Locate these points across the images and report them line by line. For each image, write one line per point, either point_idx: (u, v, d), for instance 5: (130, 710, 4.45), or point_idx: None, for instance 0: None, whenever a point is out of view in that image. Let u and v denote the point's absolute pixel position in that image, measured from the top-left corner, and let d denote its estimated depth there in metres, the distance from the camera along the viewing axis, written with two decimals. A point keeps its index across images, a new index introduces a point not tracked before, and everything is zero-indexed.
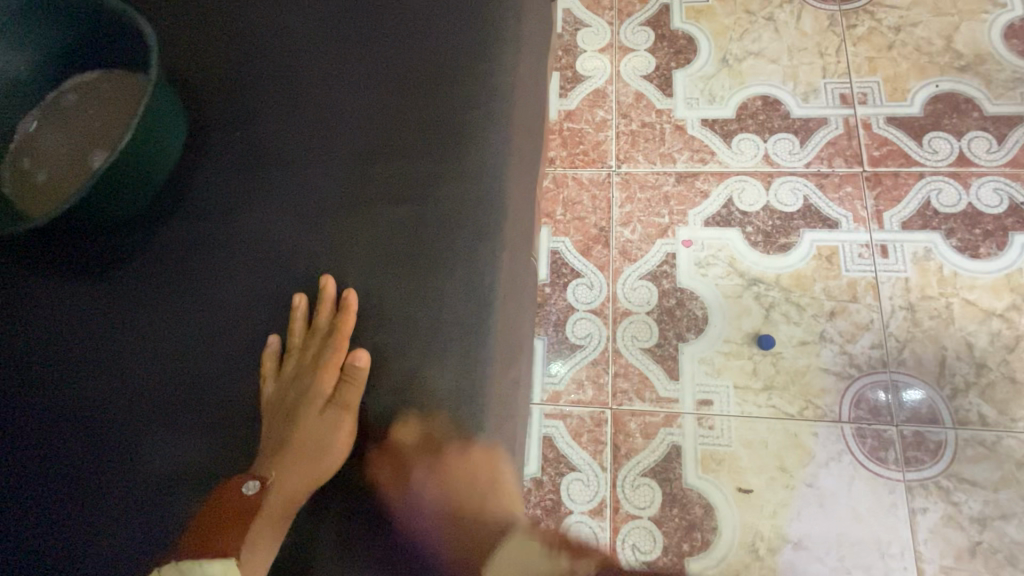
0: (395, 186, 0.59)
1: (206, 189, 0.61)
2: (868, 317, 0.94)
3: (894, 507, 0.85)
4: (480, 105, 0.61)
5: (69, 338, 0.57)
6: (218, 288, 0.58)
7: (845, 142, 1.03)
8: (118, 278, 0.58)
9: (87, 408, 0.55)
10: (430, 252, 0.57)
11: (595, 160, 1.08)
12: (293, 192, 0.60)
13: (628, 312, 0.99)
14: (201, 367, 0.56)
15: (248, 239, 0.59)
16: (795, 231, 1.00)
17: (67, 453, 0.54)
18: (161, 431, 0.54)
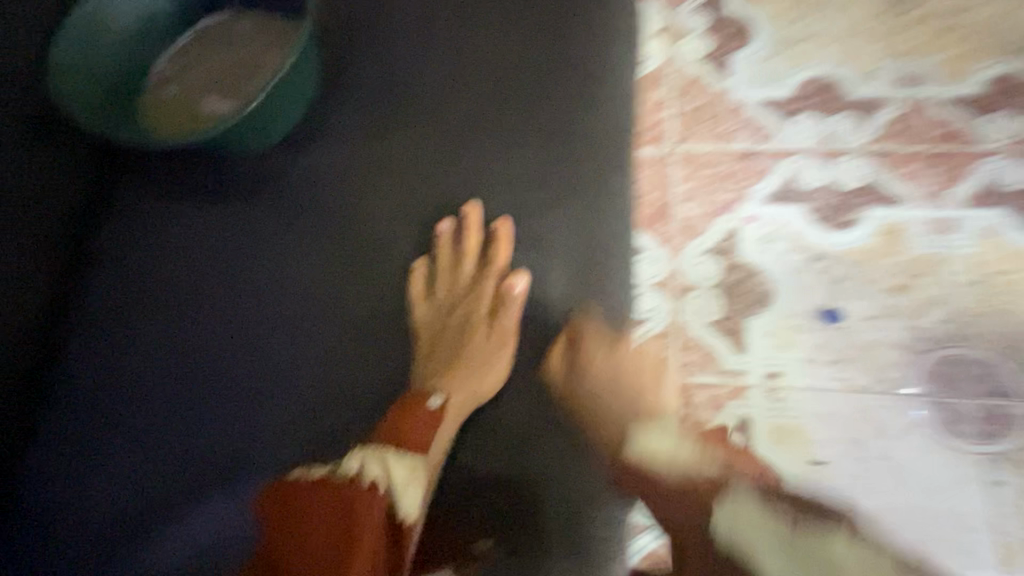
0: (516, 179, 0.69)
1: (295, 175, 0.72)
2: (937, 292, 0.93)
3: (971, 480, 0.84)
4: (581, 106, 0.69)
5: (217, 275, 0.71)
6: (341, 238, 0.70)
7: (907, 121, 1.04)
8: (253, 228, 0.72)
9: (239, 331, 0.69)
10: (544, 195, 0.68)
11: (655, 138, 1.09)
12: (415, 187, 0.71)
13: (691, 285, 0.99)
14: (337, 305, 0.69)
15: (334, 223, 0.71)
16: (858, 208, 1.00)
17: (215, 368, 0.68)
18: (279, 374, 0.67)
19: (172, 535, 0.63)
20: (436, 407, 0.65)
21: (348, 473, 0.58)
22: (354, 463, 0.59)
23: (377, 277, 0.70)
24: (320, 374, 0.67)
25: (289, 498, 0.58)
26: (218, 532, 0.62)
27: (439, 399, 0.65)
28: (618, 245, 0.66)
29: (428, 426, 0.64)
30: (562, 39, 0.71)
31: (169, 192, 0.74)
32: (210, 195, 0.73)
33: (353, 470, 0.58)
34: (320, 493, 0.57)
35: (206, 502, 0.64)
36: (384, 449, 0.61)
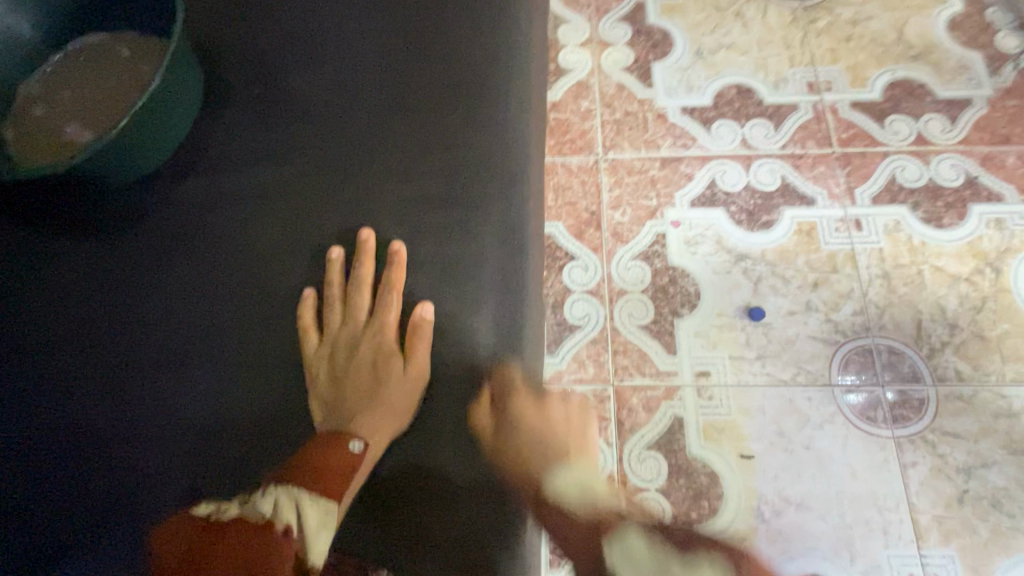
0: (409, 193, 0.60)
1: (165, 215, 0.60)
2: (848, 286, 0.99)
3: (887, 463, 0.89)
4: (494, 103, 0.62)
5: (89, 301, 0.57)
6: (240, 253, 0.59)
7: (815, 126, 1.10)
8: (136, 242, 0.59)
9: (117, 371, 0.55)
10: (455, 199, 0.59)
11: (583, 147, 1.11)
12: (298, 207, 0.60)
13: (623, 291, 1.01)
14: (236, 333, 0.56)
15: (212, 270, 0.58)
16: (776, 209, 1.05)
17: (86, 419, 0.54)
18: (167, 423, 0.53)
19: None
20: (357, 451, 0.51)
21: (260, 517, 0.46)
22: (270, 504, 0.47)
23: (258, 329, 0.56)
24: (211, 421, 0.53)
25: (183, 536, 0.46)
26: None
27: (359, 442, 0.51)
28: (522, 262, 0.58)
29: (343, 479, 0.49)
30: (472, 32, 0.65)
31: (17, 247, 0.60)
32: (63, 248, 0.59)
33: (271, 514, 0.47)
34: (226, 539, 0.45)
35: None
36: (297, 488, 0.48)
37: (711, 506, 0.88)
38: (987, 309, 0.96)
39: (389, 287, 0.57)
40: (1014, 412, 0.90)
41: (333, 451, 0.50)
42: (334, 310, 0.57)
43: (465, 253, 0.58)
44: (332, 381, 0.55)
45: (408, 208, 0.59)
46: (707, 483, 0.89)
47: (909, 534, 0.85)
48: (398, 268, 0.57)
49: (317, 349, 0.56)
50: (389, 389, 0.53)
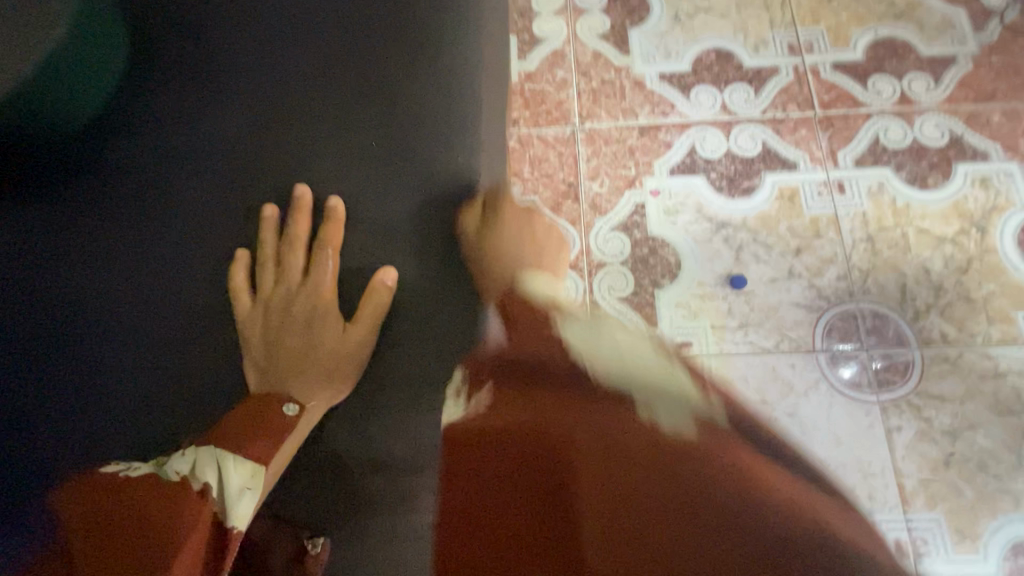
0: (347, 154, 0.57)
1: (98, 181, 0.58)
2: (831, 251, 0.97)
3: (872, 428, 0.87)
4: (438, 49, 0.58)
5: (16, 272, 0.56)
6: (171, 219, 0.57)
7: (796, 89, 1.07)
8: (64, 212, 0.57)
9: (45, 343, 0.54)
10: (397, 158, 0.57)
11: (559, 118, 1.08)
12: (234, 171, 0.58)
13: (602, 263, 0.99)
14: (170, 301, 0.55)
15: (147, 238, 0.56)
16: (757, 175, 1.02)
17: (14, 391, 0.53)
18: (100, 395, 0.52)
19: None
20: (293, 415, 0.52)
21: (175, 476, 0.46)
22: (187, 465, 0.47)
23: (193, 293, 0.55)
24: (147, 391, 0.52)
25: (85, 496, 0.44)
26: None
27: (295, 406, 0.52)
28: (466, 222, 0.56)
29: (274, 435, 0.50)
30: None
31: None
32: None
33: (184, 474, 0.46)
34: (133, 496, 0.44)
35: None
36: (217, 448, 0.48)
37: None
38: (973, 270, 0.94)
39: (328, 251, 0.56)
40: (1000, 372, 0.89)
41: (266, 407, 0.51)
42: (269, 270, 0.56)
43: (409, 216, 0.56)
44: (268, 344, 0.55)
45: (349, 173, 0.57)
46: None
47: (894, 498, 0.84)
48: (336, 229, 0.56)
49: (253, 311, 0.55)
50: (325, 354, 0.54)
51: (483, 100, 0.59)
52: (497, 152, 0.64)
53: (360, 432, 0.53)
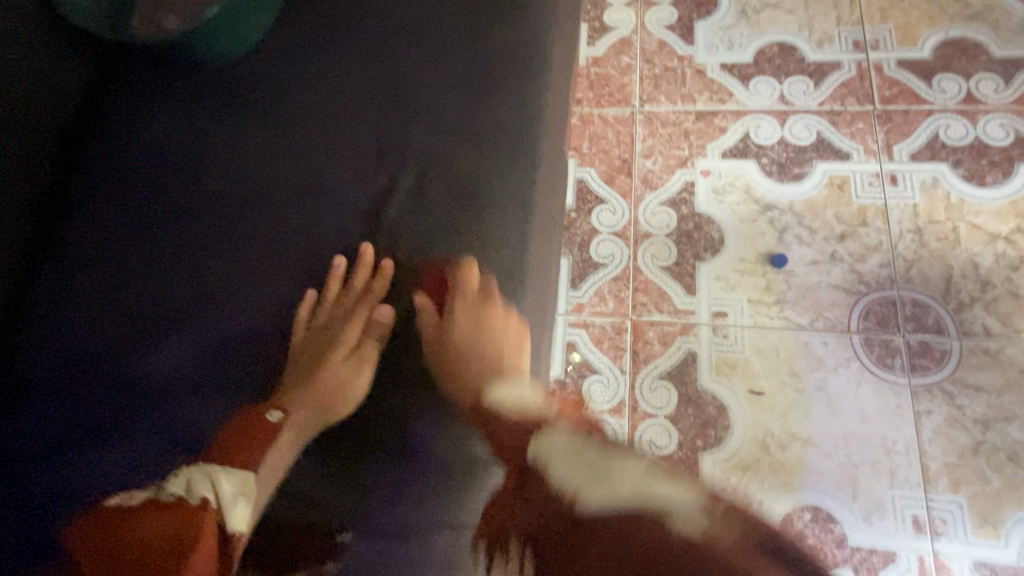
0: (444, 75, 0.70)
1: (247, 95, 0.72)
2: (877, 239, 0.99)
3: (901, 409, 0.90)
4: (531, 10, 0.73)
5: (178, 146, 0.70)
6: (306, 114, 0.71)
7: (857, 84, 1.10)
8: (218, 104, 0.71)
9: (203, 199, 0.68)
10: (487, 82, 0.70)
11: (621, 100, 1.16)
12: (349, 88, 0.71)
13: (648, 234, 1.06)
14: (296, 175, 0.68)
15: (277, 142, 0.70)
16: (808, 162, 1.06)
17: (174, 232, 0.67)
18: (244, 243, 0.66)
19: (89, 470, 0.57)
20: (276, 420, 0.59)
21: (170, 497, 0.51)
22: (181, 484, 0.52)
23: (316, 176, 0.68)
24: (276, 245, 0.66)
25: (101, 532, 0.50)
26: (174, 372, 0.61)
27: (278, 413, 0.59)
28: (540, 136, 0.69)
29: (259, 445, 0.57)
30: None
31: (123, 113, 0.72)
32: (160, 112, 0.72)
33: (178, 492, 0.51)
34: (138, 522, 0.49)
35: (162, 351, 0.62)
36: (207, 465, 0.55)
37: (717, 435, 0.92)
38: None
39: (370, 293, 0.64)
40: None
41: (260, 422, 0.58)
42: (318, 310, 0.64)
43: (495, 129, 0.68)
44: (304, 367, 0.62)
45: (443, 92, 0.70)
46: (715, 413, 0.93)
47: (916, 477, 0.86)
48: (383, 280, 0.64)
49: (296, 348, 0.63)
50: (344, 380, 0.61)
51: (552, 56, 0.73)
52: (561, 94, 0.76)
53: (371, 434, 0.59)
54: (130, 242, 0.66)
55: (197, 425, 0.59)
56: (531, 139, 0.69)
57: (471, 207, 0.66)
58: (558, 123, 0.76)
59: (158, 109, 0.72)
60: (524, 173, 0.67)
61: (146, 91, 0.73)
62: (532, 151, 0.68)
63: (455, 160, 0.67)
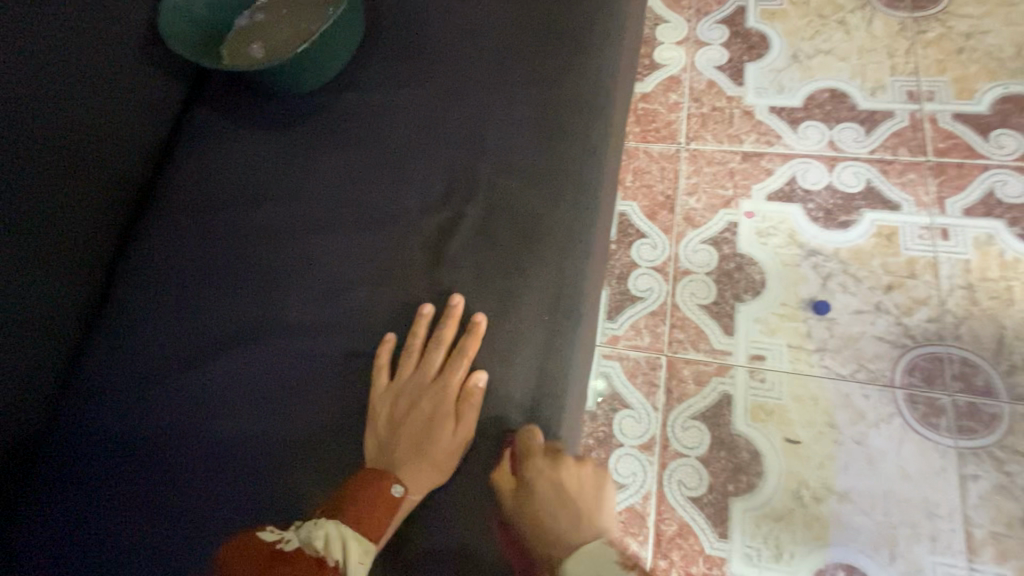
0: (508, 108, 0.73)
1: (319, 118, 0.76)
2: (926, 293, 0.97)
3: (945, 471, 0.86)
4: (595, 48, 0.75)
5: (253, 164, 0.74)
6: (372, 138, 0.74)
7: (910, 134, 1.09)
8: (292, 125, 0.76)
9: (273, 215, 0.72)
10: (549, 116, 0.72)
11: (667, 136, 1.17)
12: (414, 116, 0.74)
13: (688, 271, 1.05)
14: (360, 197, 0.72)
15: (346, 164, 0.73)
16: (856, 210, 1.05)
17: (242, 248, 0.70)
18: (306, 260, 0.69)
19: (153, 464, 0.61)
20: (398, 496, 0.57)
21: (314, 552, 0.54)
22: (321, 539, 0.54)
23: (378, 200, 0.71)
24: (335, 261, 0.69)
25: (244, 562, 0.54)
26: (231, 380, 0.64)
27: (401, 489, 0.57)
28: (598, 172, 0.71)
29: (380, 519, 0.56)
30: None
31: (207, 131, 0.77)
32: (239, 131, 0.76)
33: (322, 550, 0.54)
34: (289, 574, 0.52)
35: (221, 358, 0.65)
36: (343, 524, 0.55)
37: (749, 482, 0.90)
38: None
39: (461, 352, 0.63)
40: None
41: (374, 492, 0.57)
42: (407, 361, 0.64)
43: (555, 163, 0.70)
44: (395, 423, 0.61)
45: (510, 124, 0.72)
46: (749, 459, 0.91)
47: (959, 544, 0.83)
48: (473, 334, 0.63)
49: (380, 402, 0.62)
50: (442, 444, 0.60)
51: (616, 96, 0.75)
52: (621, 132, 0.78)
53: (484, 496, 0.59)
54: (199, 253, 0.70)
55: (255, 433, 0.61)
56: (595, 173, 0.70)
57: (534, 235, 0.67)
58: (617, 158, 0.77)
59: (239, 129, 0.77)
60: (586, 206, 0.69)
61: (228, 111, 0.78)
62: (589, 187, 0.70)
63: (515, 191, 0.69)
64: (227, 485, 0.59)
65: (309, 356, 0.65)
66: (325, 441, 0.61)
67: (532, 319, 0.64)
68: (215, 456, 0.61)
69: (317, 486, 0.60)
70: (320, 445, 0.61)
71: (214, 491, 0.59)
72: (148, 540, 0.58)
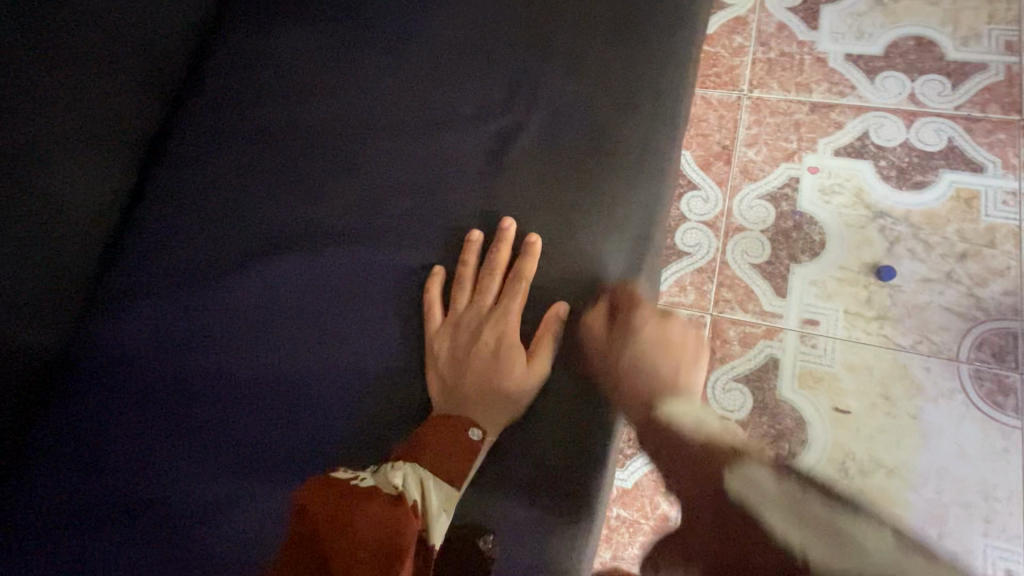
0: (568, 20, 0.67)
1: (363, 27, 0.71)
2: (1004, 264, 0.89)
3: (1007, 453, 0.81)
4: None
5: (294, 75, 0.71)
6: (419, 50, 0.69)
7: (1003, 89, 0.98)
8: (336, 34, 0.71)
9: (312, 129, 0.68)
10: (614, 30, 0.66)
11: (728, 82, 1.09)
12: (464, 29, 0.69)
13: (741, 227, 0.99)
14: (404, 113, 0.67)
15: (392, 79, 0.68)
16: (933, 171, 0.96)
17: (280, 160, 0.68)
18: (346, 179, 0.66)
19: (190, 364, 0.60)
20: (475, 440, 0.55)
21: (393, 489, 0.52)
22: (401, 478, 0.52)
23: (423, 120, 0.66)
24: (377, 184, 0.65)
25: (330, 494, 0.51)
26: (265, 289, 0.62)
27: (478, 432, 0.55)
28: (668, 94, 0.65)
29: (460, 462, 0.54)
30: None
31: (247, 36, 0.73)
32: (283, 36, 0.72)
33: (402, 487, 0.52)
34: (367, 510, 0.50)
35: (254, 265, 0.63)
36: (422, 466, 0.53)
37: (792, 449, 0.86)
38: None
39: (518, 281, 0.60)
40: None
41: (451, 433, 0.55)
42: (459, 294, 0.61)
43: (620, 82, 0.65)
44: (452, 358, 0.59)
45: (573, 39, 0.66)
46: (792, 426, 0.87)
47: (1016, 529, 0.78)
48: (528, 260, 0.60)
49: (435, 336, 0.59)
50: (508, 375, 0.57)
51: (693, 19, 0.68)
52: (697, 65, 0.72)
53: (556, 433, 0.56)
54: (236, 160, 0.68)
55: (293, 345, 0.60)
56: (664, 97, 0.65)
57: (595, 156, 0.63)
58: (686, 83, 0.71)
59: (281, 34, 0.73)
60: (651, 131, 0.64)
61: (270, 16, 0.74)
62: (657, 107, 0.64)
63: (575, 111, 0.64)
64: (262, 391, 0.59)
65: (349, 272, 0.62)
66: (359, 359, 0.59)
67: (593, 247, 0.61)
68: (248, 365, 0.60)
69: (355, 408, 0.58)
70: (358, 363, 0.59)
71: (250, 401, 0.59)
72: (185, 435, 0.58)
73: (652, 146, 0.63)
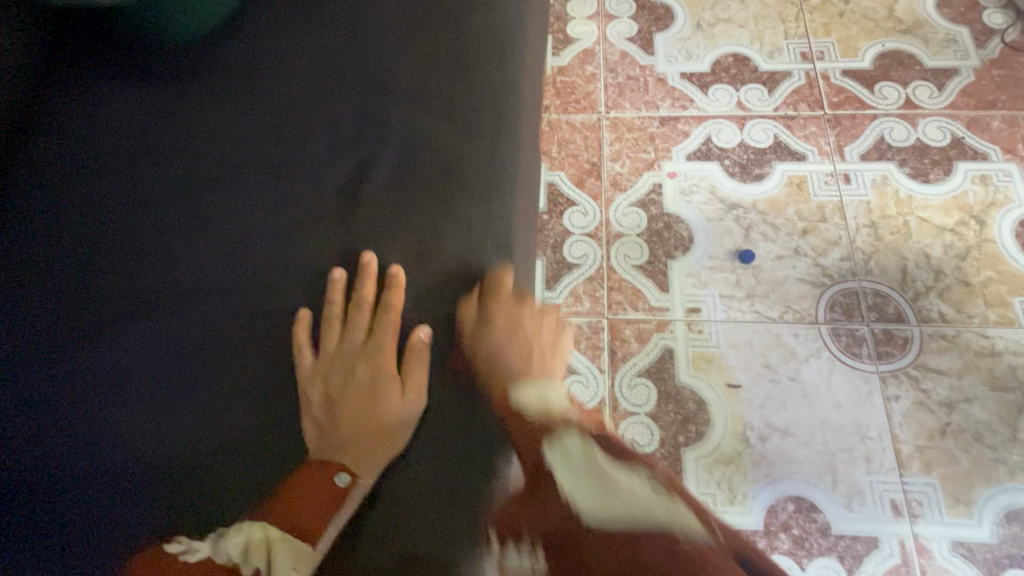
0: (416, 56, 0.70)
1: (210, 80, 0.69)
2: (837, 234, 1.03)
3: (871, 396, 0.92)
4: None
5: (136, 133, 0.67)
6: (272, 97, 0.68)
7: (807, 91, 1.16)
8: (178, 89, 0.69)
9: (159, 186, 0.64)
10: (459, 61, 0.70)
11: (587, 106, 1.18)
12: (316, 73, 0.69)
13: (620, 234, 1.06)
14: (261, 159, 0.66)
15: (246, 125, 0.67)
16: (768, 164, 1.10)
17: (123, 222, 0.63)
18: (205, 234, 0.62)
19: (39, 462, 0.54)
20: (344, 485, 0.52)
21: (227, 561, 0.48)
22: (236, 547, 0.48)
23: (282, 164, 0.65)
24: (242, 234, 0.62)
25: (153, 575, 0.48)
26: (120, 362, 0.57)
27: (346, 476, 0.52)
28: (516, 115, 0.69)
29: (323, 506, 0.51)
30: None
31: (79, 97, 0.69)
32: (120, 93, 0.69)
33: (236, 558, 0.48)
34: None
35: (107, 339, 0.58)
36: (271, 525, 0.50)
37: (698, 431, 0.91)
38: (971, 258, 1.00)
39: (387, 310, 0.59)
40: (996, 351, 0.94)
41: (314, 478, 0.51)
42: (328, 331, 0.59)
43: (469, 107, 0.68)
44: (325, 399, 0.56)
45: (424, 72, 0.69)
46: (695, 408, 0.93)
47: (891, 462, 0.88)
48: (395, 291, 0.60)
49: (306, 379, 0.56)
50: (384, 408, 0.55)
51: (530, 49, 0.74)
52: (537, 87, 0.77)
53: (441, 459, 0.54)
54: (72, 232, 0.63)
55: (156, 417, 0.55)
56: (513, 117, 0.69)
57: (459, 179, 0.65)
58: (534, 105, 0.76)
59: (121, 91, 0.69)
60: (507, 150, 0.67)
61: (102, 78, 0.70)
62: (507, 127, 0.68)
63: (433, 139, 0.66)
64: (125, 476, 0.53)
65: (215, 328, 0.59)
66: (234, 419, 0.55)
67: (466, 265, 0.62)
68: (108, 449, 0.54)
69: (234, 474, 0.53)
70: (229, 425, 0.55)
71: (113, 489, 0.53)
72: (37, 545, 0.51)
73: (509, 165, 0.67)
